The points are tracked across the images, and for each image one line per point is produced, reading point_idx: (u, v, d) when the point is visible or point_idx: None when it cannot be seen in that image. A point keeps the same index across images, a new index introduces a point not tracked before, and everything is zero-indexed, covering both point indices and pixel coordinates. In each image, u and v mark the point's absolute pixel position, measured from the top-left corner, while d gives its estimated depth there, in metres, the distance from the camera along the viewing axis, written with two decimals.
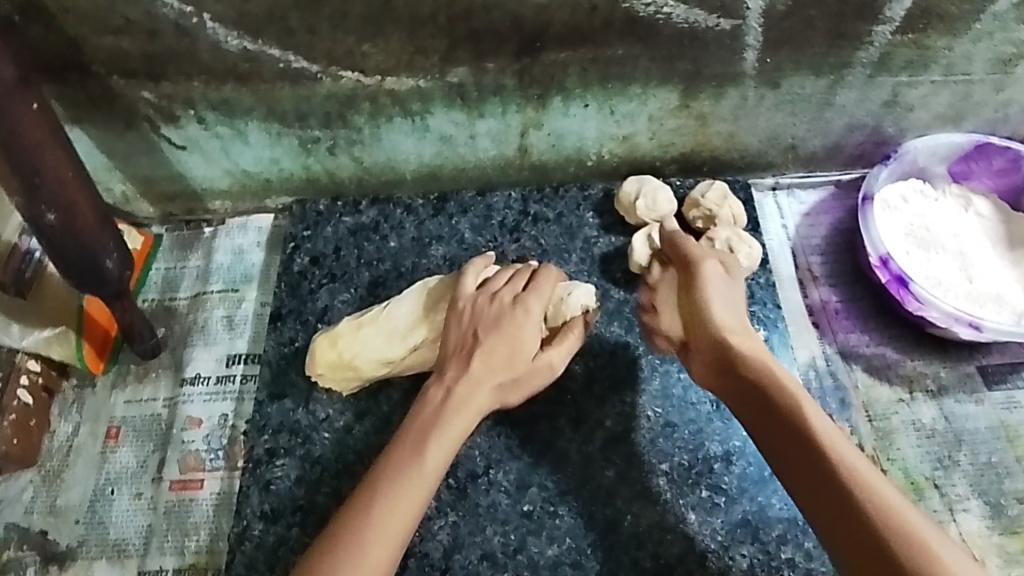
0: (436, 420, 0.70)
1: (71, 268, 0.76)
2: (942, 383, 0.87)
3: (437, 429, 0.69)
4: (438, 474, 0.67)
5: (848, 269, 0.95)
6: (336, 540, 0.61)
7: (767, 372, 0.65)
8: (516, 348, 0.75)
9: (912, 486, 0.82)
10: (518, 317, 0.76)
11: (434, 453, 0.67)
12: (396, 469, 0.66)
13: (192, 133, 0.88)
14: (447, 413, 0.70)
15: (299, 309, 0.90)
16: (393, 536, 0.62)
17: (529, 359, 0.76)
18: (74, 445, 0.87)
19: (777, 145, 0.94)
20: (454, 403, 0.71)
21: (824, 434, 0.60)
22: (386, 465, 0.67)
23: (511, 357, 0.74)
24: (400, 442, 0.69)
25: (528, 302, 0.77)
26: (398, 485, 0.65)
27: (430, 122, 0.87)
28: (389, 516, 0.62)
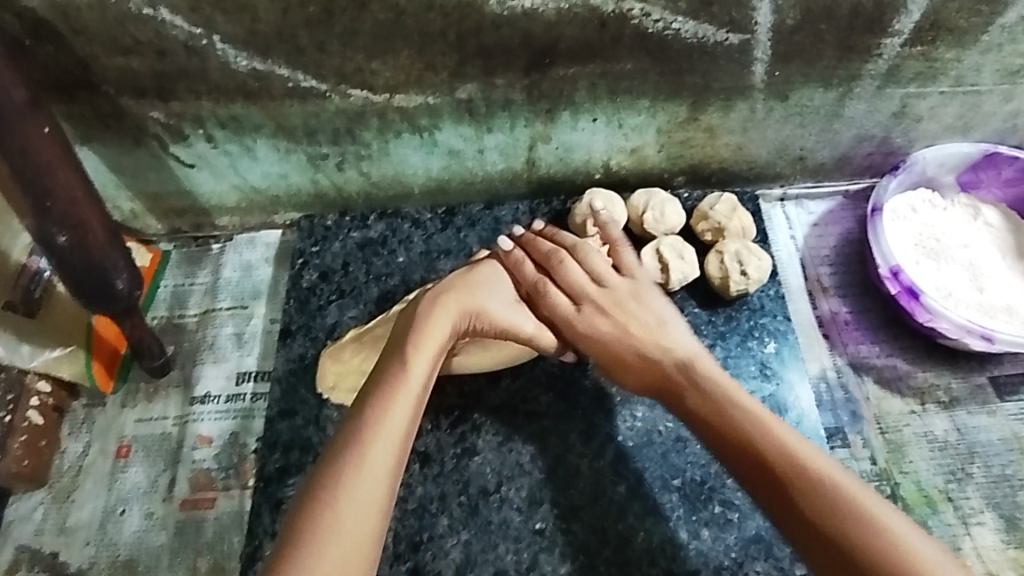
0: (415, 330, 0.71)
1: (80, 286, 0.76)
2: (954, 395, 0.87)
3: (418, 342, 0.69)
4: (424, 382, 0.67)
5: (858, 280, 0.95)
6: (338, 456, 0.61)
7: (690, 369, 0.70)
8: (486, 286, 0.76)
9: (925, 499, 0.81)
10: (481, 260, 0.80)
11: (418, 364, 0.68)
12: (383, 383, 0.66)
13: (201, 150, 0.88)
14: (420, 323, 0.71)
15: (308, 325, 0.90)
16: (390, 440, 0.62)
17: (488, 295, 0.75)
18: (84, 463, 0.87)
19: (785, 156, 0.94)
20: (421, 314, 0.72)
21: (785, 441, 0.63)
22: (374, 382, 0.67)
23: (477, 289, 0.75)
24: (385, 360, 0.69)
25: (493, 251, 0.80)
26: (385, 398, 0.65)
27: (438, 137, 0.87)
28: (383, 425, 0.63)
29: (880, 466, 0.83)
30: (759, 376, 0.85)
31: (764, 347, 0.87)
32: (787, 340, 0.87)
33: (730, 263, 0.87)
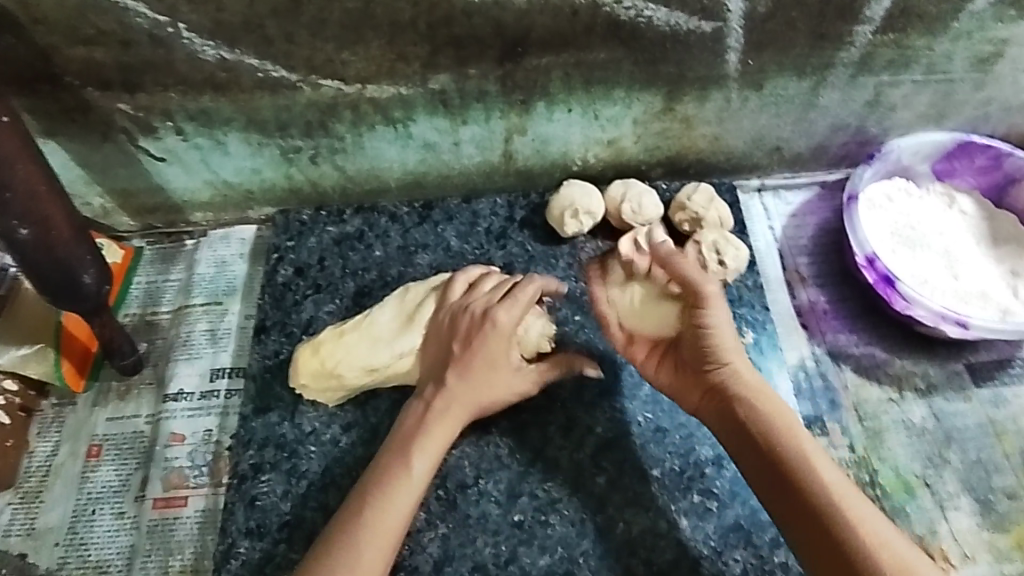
0: (419, 430, 0.73)
1: (45, 281, 0.74)
2: (931, 381, 0.87)
3: (423, 439, 0.72)
4: (425, 477, 0.70)
5: (835, 269, 0.95)
6: (335, 544, 0.64)
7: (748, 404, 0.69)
8: (486, 369, 0.75)
9: (903, 485, 0.81)
10: (478, 339, 0.75)
11: (421, 458, 0.70)
12: (387, 479, 0.69)
13: (171, 144, 0.86)
14: (428, 423, 0.73)
15: (284, 321, 0.89)
16: (386, 539, 0.65)
17: (495, 376, 0.76)
18: (53, 464, 0.85)
19: (762, 146, 0.94)
20: (433, 415, 0.73)
21: (795, 441, 0.66)
22: (377, 471, 0.70)
23: (484, 380, 0.75)
24: (389, 450, 0.72)
25: (488, 328, 0.75)
26: (387, 492, 0.67)
27: (413, 129, 0.86)
28: (382, 520, 0.66)
29: (858, 453, 0.83)
30: None
31: (742, 337, 0.87)
32: (764, 329, 0.88)
33: (708, 252, 0.87)
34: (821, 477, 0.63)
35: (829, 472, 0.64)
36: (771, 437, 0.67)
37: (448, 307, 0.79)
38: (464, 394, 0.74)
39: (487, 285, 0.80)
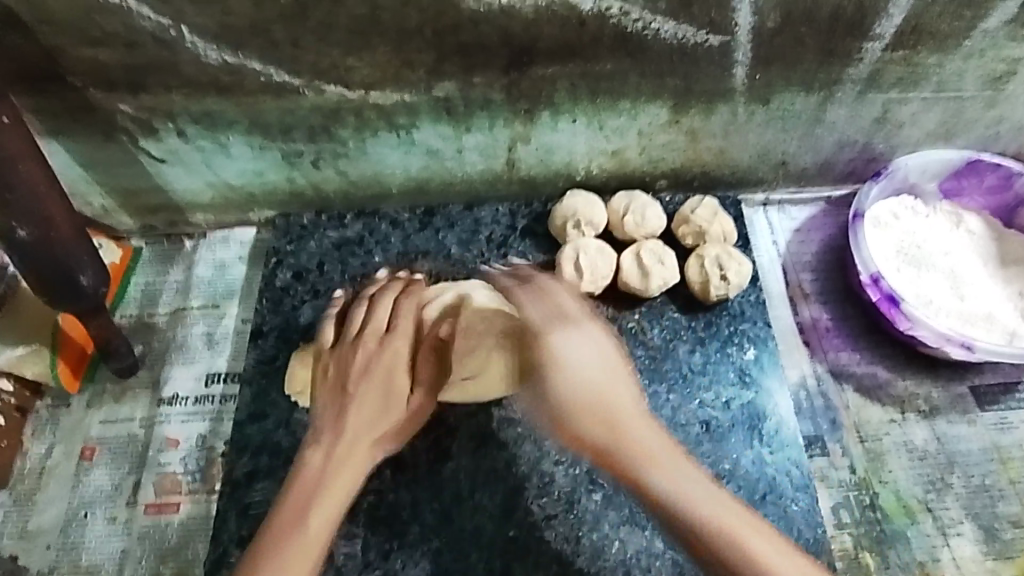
0: (319, 479, 0.72)
1: (44, 281, 0.74)
2: (934, 403, 0.86)
3: (333, 472, 0.73)
4: (326, 531, 0.69)
5: (839, 286, 0.95)
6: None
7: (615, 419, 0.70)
8: (388, 391, 0.78)
9: (904, 509, 0.80)
10: (383, 361, 0.79)
11: (316, 513, 0.69)
12: (298, 517, 0.68)
13: (173, 146, 0.86)
14: (329, 470, 0.73)
15: (282, 325, 0.88)
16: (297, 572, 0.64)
17: (378, 394, 0.78)
18: (47, 466, 0.84)
19: (767, 160, 0.94)
20: (334, 463, 0.73)
21: (666, 476, 0.66)
22: (283, 508, 0.69)
23: (386, 403, 0.78)
24: (286, 503, 0.69)
25: (391, 354, 0.80)
26: (281, 546, 0.66)
27: (416, 136, 0.86)
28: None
29: (858, 476, 0.82)
30: (738, 383, 0.84)
31: (743, 354, 0.85)
32: (766, 346, 0.86)
33: (709, 268, 0.86)
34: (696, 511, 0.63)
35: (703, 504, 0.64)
36: (664, 477, 0.65)
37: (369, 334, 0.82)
38: (366, 420, 0.77)
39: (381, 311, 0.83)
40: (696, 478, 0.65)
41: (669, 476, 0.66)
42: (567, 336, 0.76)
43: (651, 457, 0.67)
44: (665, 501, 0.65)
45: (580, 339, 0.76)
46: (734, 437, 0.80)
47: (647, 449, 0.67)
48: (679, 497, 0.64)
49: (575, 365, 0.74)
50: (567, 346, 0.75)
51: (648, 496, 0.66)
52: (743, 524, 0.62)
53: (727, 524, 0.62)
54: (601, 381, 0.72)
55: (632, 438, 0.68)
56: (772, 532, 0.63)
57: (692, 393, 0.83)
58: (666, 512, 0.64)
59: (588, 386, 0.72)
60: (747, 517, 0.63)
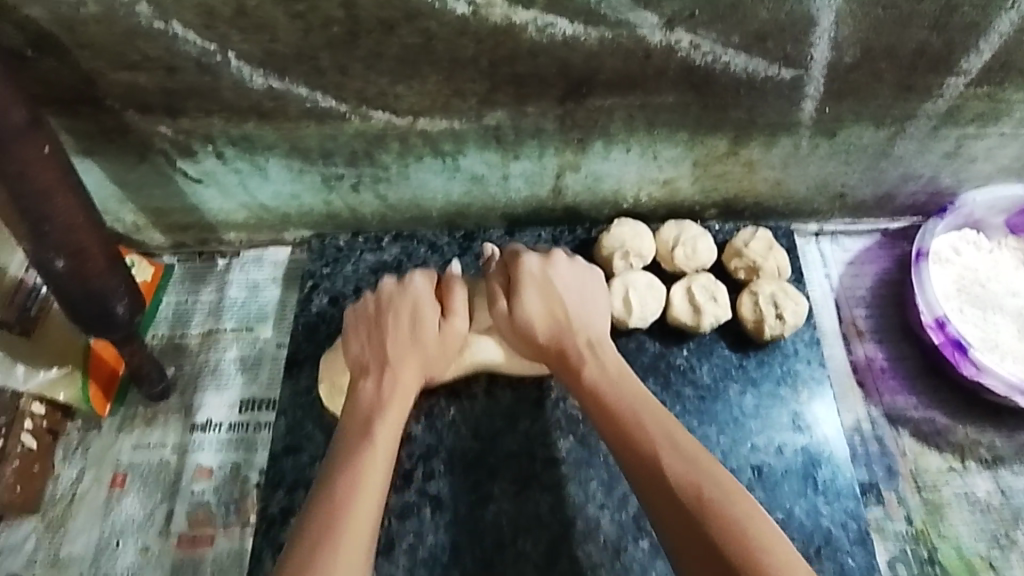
0: (369, 409, 0.68)
1: (79, 313, 0.72)
2: (998, 453, 0.83)
3: (379, 420, 0.68)
4: (391, 450, 0.66)
5: (894, 324, 0.91)
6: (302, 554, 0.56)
7: (606, 378, 0.68)
8: (418, 326, 0.72)
9: (965, 566, 0.77)
10: (411, 304, 0.73)
11: (378, 432, 0.66)
12: (345, 463, 0.63)
13: (209, 167, 0.82)
14: (380, 399, 0.69)
15: (317, 354, 0.86)
16: (366, 526, 0.60)
17: (407, 330, 0.72)
18: (78, 491, 0.83)
19: (825, 192, 0.89)
20: (385, 388, 0.70)
21: (651, 420, 0.63)
22: (335, 460, 0.64)
23: (416, 338, 0.72)
24: (345, 430, 0.67)
25: (422, 295, 0.74)
26: (353, 473, 0.62)
27: (462, 162, 0.82)
28: (359, 505, 0.60)
29: (916, 528, 0.79)
30: (791, 427, 0.81)
31: (797, 396, 0.82)
32: (820, 388, 0.83)
33: (765, 306, 0.83)
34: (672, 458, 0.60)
35: (693, 449, 0.61)
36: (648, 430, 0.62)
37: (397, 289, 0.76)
38: (411, 367, 0.72)
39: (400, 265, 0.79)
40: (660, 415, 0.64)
41: (626, 411, 0.65)
42: (557, 261, 0.74)
43: (610, 393, 0.67)
44: (639, 446, 0.62)
45: (554, 264, 0.74)
46: (787, 485, 0.78)
47: (619, 399, 0.66)
48: (639, 425, 0.63)
49: (547, 288, 0.72)
50: (542, 268, 0.73)
51: (608, 431, 0.65)
52: (685, 460, 0.59)
53: (691, 453, 0.60)
54: (562, 309, 0.72)
55: (607, 373, 0.68)
56: (727, 475, 0.59)
57: (743, 437, 0.80)
58: (623, 443, 0.63)
59: (586, 320, 0.72)
60: (716, 469, 0.59)
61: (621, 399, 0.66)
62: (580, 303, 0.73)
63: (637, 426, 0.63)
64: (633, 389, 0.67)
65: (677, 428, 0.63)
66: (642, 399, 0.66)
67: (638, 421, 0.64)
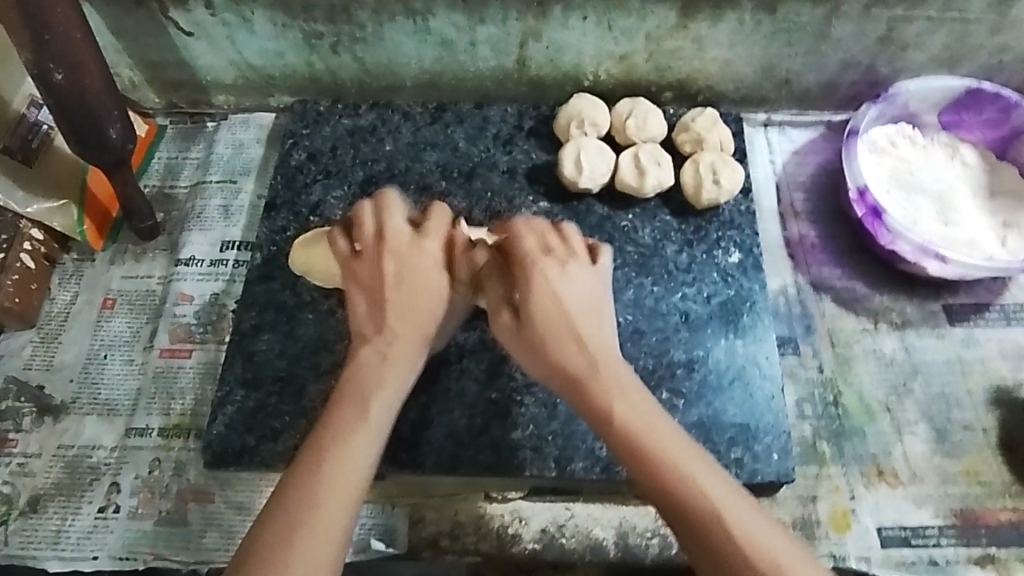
0: (370, 385, 0.66)
1: (74, 128, 0.79)
2: (907, 317, 0.91)
3: (375, 394, 0.66)
4: (383, 428, 0.65)
5: (828, 207, 0.98)
6: (280, 544, 0.57)
7: (648, 425, 0.62)
8: (418, 298, 0.70)
9: (864, 408, 0.85)
10: (416, 266, 0.70)
11: (377, 410, 0.65)
12: (332, 454, 0.62)
13: (200, 18, 0.90)
14: (378, 378, 0.66)
15: (293, 200, 0.93)
16: (342, 511, 0.60)
17: (414, 297, 0.69)
18: (71, 311, 0.91)
19: (770, 77, 0.96)
20: (382, 363, 0.67)
21: (702, 477, 0.59)
22: (321, 446, 0.62)
23: (419, 305, 0.70)
24: (337, 405, 0.65)
25: (428, 250, 0.71)
26: (341, 446, 0.62)
27: (432, 24, 0.90)
28: (340, 475, 0.61)
29: (826, 375, 0.87)
30: (720, 282, 0.88)
31: (727, 257, 0.90)
32: (751, 252, 0.90)
33: (704, 172, 0.90)
34: (729, 522, 0.57)
35: (745, 516, 0.58)
36: (701, 493, 0.58)
37: (392, 230, 0.71)
38: (409, 333, 0.69)
39: (398, 216, 0.72)
40: (710, 480, 0.59)
41: (668, 463, 0.60)
42: (577, 269, 0.70)
43: (650, 441, 0.62)
44: (685, 512, 0.58)
45: (568, 263, 0.69)
46: (711, 329, 0.85)
47: (664, 456, 0.61)
48: (689, 487, 0.59)
49: (564, 304, 0.67)
50: (563, 279, 0.68)
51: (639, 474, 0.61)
52: (736, 536, 0.57)
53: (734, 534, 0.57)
54: (581, 319, 0.67)
55: (638, 410, 0.63)
56: (781, 545, 0.56)
57: (674, 288, 0.88)
58: (663, 503, 0.60)
59: (613, 347, 0.67)
60: (774, 546, 0.56)
61: (666, 452, 0.61)
62: (600, 319, 0.68)
63: (682, 474, 0.60)
64: (671, 432, 0.62)
65: (727, 488, 0.59)
66: (684, 449, 0.61)
67: (685, 474, 0.60)
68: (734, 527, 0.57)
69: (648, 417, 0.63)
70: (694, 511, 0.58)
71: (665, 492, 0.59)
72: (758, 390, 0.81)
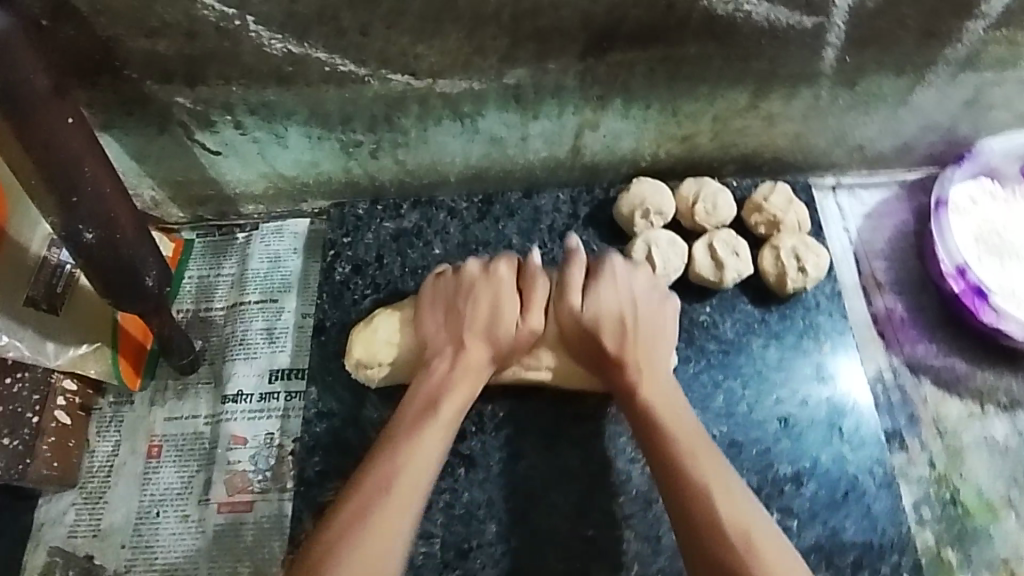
0: (438, 386, 0.71)
1: (109, 283, 0.72)
2: (1015, 397, 0.84)
3: (443, 398, 0.70)
4: (450, 429, 0.69)
5: (912, 274, 0.91)
6: (348, 521, 0.60)
7: (670, 419, 0.67)
8: (495, 315, 0.73)
9: (986, 506, 0.79)
10: (489, 288, 0.75)
11: (445, 407, 0.69)
12: (410, 443, 0.66)
13: (229, 138, 0.83)
14: (443, 383, 0.71)
15: (344, 321, 0.87)
16: (410, 497, 0.63)
17: (484, 316, 0.74)
18: (115, 463, 0.84)
19: (843, 145, 0.90)
20: (449, 376, 0.72)
21: (712, 474, 0.63)
22: (396, 438, 0.67)
23: (490, 321, 0.73)
24: (409, 405, 0.70)
25: (500, 274, 0.76)
26: (412, 439, 0.66)
27: (481, 124, 0.83)
28: (405, 469, 0.64)
29: (938, 471, 0.81)
30: (815, 377, 0.82)
31: (820, 348, 0.83)
32: (841, 339, 0.84)
33: (786, 258, 0.83)
34: (732, 517, 0.60)
35: (751, 517, 0.60)
36: (710, 488, 0.62)
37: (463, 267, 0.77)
38: (478, 348, 0.73)
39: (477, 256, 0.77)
40: (726, 485, 0.62)
41: (684, 455, 0.64)
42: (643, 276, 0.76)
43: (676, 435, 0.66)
44: (694, 500, 0.61)
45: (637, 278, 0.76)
46: (815, 434, 0.79)
47: (684, 446, 0.65)
48: (698, 484, 0.62)
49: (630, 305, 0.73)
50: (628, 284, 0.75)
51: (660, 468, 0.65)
52: (736, 527, 0.59)
53: (732, 545, 0.58)
54: (645, 324, 0.73)
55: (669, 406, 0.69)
56: (781, 551, 0.58)
57: (767, 389, 0.81)
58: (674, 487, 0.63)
59: (660, 354, 0.72)
60: (772, 546, 0.58)
61: (683, 445, 0.65)
62: (662, 337, 0.74)
63: (693, 469, 0.63)
64: (694, 431, 0.67)
65: (739, 492, 0.62)
66: (705, 450, 0.65)
67: (698, 467, 0.63)
68: (736, 522, 0.60)
69: (675, 416, 0.68)
70: (700, 500, 0.61)
71: (676, 479, 0.63)
72: (871, 499, 0.76)
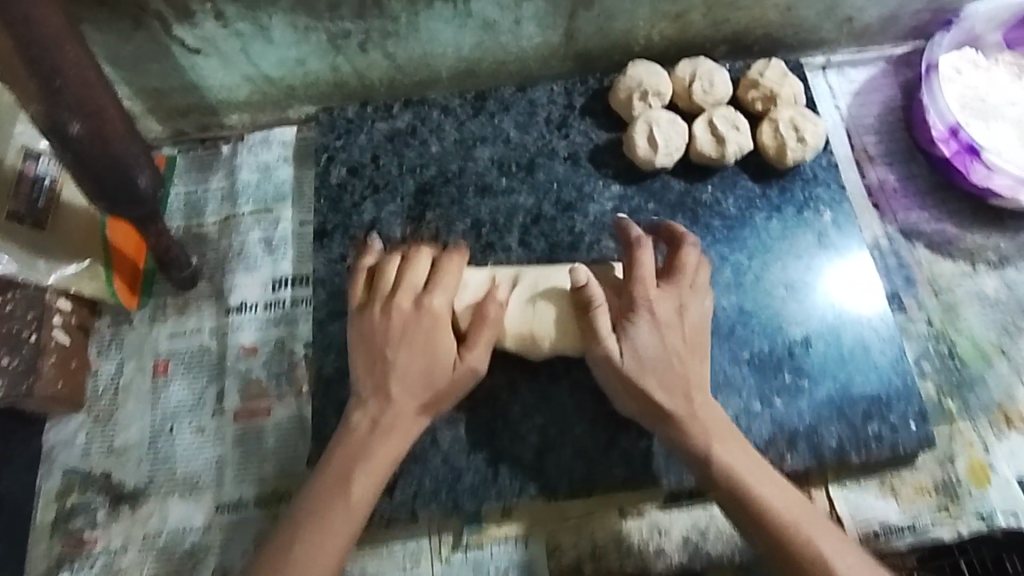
0: (389, 413, 0.68)
1: (101, 186, 0.68)
2: (1004, 253, 0.88)
3: (391, 424, 0.68)
4: (394, 454, 0.68)
5: (902, 146, 0.93)
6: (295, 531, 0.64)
7: (708, 426, 0.67)
8: (429, 351, 0.69)
9: (979, 352, 0.83)
10: (423, 323, 0.69)
11: (387, 438, 0.67)
12: (358, 463, 0.67)
13: (209, 32, 0.78)
14: (387, 412, 0.68)
15: (345, 224, 0.85)
16: (351, 517, 0.65)
17: (443, 373, 0.69)
18: (121, 383, 0.82)
19: (833, 18, 0.90)
20: (391, 410, 0.68)
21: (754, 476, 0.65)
22: (338, 451, 0.68)
23: (426, 356, 0.69)
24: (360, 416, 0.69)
25: (435, 302, 0.70)
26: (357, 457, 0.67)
27: (473, 7, 0.80)
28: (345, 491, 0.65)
29: (935, 326, 0.84)
30: (817, 246, 0.84)
31: (820, 217, 0.85)
32: (840, 207, 0.85)
33: (784, 131, 0.84)
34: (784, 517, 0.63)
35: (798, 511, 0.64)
36: (754, 492, 0.65)
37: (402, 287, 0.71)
38: (410, 391, 0.68)
39: (415, 278, 0.71)
40: (762, 478, 0.65)
41: (727, 464, 0.66)
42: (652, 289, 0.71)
43: (753, 486, 0.65)
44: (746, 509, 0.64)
45: (684, 304, 0.71)
46: (820, 298, 0.81)
47: (725, 455, 0.66)
48: (744, 492, 0.65)
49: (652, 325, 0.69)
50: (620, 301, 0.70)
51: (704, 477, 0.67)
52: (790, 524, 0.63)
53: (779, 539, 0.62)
54: (672, 331, 0.70)
55: (724, 436, 0.67)
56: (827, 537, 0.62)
57: (773, 260, 0.83)
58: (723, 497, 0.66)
59: (687, 355, 0.70)
60: (820, 535, 0.62)
61: (721, 455, 0.66)
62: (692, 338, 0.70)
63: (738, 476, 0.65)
64: (731, 437, 0.67)
65: (780, 489, 0.65)
66: (742, 452, 0.67)
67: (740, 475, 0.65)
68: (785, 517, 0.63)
69: (711, 425, 0.68)
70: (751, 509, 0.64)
71: (726, 488, 0.66)
72: (877, 355, 0.79)
